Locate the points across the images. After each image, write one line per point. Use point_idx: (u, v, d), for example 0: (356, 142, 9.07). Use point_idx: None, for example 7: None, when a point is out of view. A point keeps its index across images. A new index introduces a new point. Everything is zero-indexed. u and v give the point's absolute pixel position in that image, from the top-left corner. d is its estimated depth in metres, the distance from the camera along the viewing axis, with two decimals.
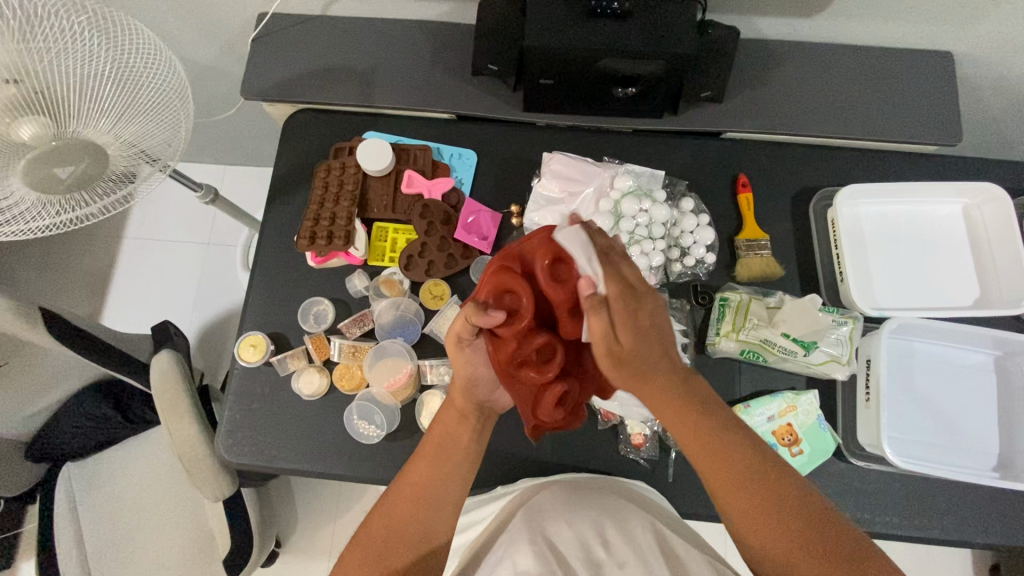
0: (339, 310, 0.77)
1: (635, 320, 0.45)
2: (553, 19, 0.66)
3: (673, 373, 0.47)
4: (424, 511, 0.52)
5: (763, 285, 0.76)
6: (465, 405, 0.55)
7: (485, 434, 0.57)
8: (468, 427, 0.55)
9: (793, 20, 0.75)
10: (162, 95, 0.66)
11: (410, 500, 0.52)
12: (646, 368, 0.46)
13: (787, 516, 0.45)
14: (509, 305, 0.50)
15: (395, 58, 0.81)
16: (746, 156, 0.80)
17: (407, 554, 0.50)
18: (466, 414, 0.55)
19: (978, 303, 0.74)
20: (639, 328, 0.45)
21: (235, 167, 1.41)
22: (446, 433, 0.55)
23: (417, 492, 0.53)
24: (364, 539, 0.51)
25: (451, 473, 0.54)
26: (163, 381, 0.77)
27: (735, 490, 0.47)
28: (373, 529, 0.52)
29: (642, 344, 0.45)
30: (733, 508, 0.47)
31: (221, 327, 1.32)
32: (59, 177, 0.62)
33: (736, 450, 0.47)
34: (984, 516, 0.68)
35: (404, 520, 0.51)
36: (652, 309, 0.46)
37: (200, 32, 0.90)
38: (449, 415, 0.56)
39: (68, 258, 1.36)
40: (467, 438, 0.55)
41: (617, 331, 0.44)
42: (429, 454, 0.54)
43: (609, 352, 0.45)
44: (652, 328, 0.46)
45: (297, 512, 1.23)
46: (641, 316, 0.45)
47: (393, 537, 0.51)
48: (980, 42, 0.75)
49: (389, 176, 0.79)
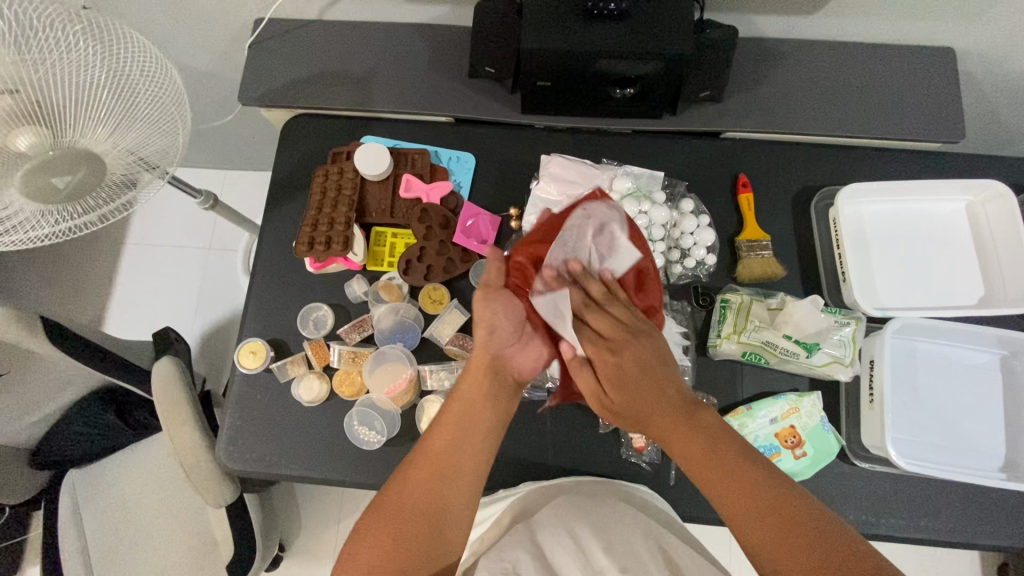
0: (338, 315, 0.77)
1: (617, 363, 0.54)
2: (550, 22, 0.66)
3: (663, 402, 0.53)
4: (437, 485, 0.51)
5: (765, 285, 0.76)
6: (483, 360, 0.56)
7: (504, 407, 0.56)
8: (486, 396, 0.55)
9: (792, 18, 0.75)
10: (159, 102, 0.66)
11: (428, 468, 0.52)
12: (636, 407, 0.53)
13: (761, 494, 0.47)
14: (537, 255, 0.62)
15: (392, 62, 0.81)
16: (746, 156, 0.79)
17: (417, 526, 0.50)
18: (484, 369, 0.56)
19: (982, 302, 0.73)
20: (624, 368, 0.54)
21: (235, 172, 1.41)
22: (464, 401, 0.55)
23: (439, 459, 0.53)
24: (376, 507, 0.51)
25: (467, 445, 0.53)
26: (164, 388, 0.77)
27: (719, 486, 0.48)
28: (386, 500, 0.51)
29: (630, 381, 0.54)
30: (724, 500, 0.48)
31: (223, 331, 1.32)
32: (56, 187, 0.62)
33: (722, 450, 0.50)
34: (990, 517, 0.68)
35: (424, 492, 0.51)
36: (637, 343, 0.54)
37: (198, 39, 0.90)
38: (469, 379, 0.56)
39: (71, 265, 1.36)
40: (489, 405, 0.55)
41: (603, 380, 0.55)
42: (454, 420, 0.54)
43: (595, 393, 0.56)
44: (640, 372, 0.53)
45: (301, 516, 1.23)
46: (622, 356, 0.54)
47: (404, 507, 0.51)
48: (982, 38, 0.74)
49: (387, 180, 0.79)
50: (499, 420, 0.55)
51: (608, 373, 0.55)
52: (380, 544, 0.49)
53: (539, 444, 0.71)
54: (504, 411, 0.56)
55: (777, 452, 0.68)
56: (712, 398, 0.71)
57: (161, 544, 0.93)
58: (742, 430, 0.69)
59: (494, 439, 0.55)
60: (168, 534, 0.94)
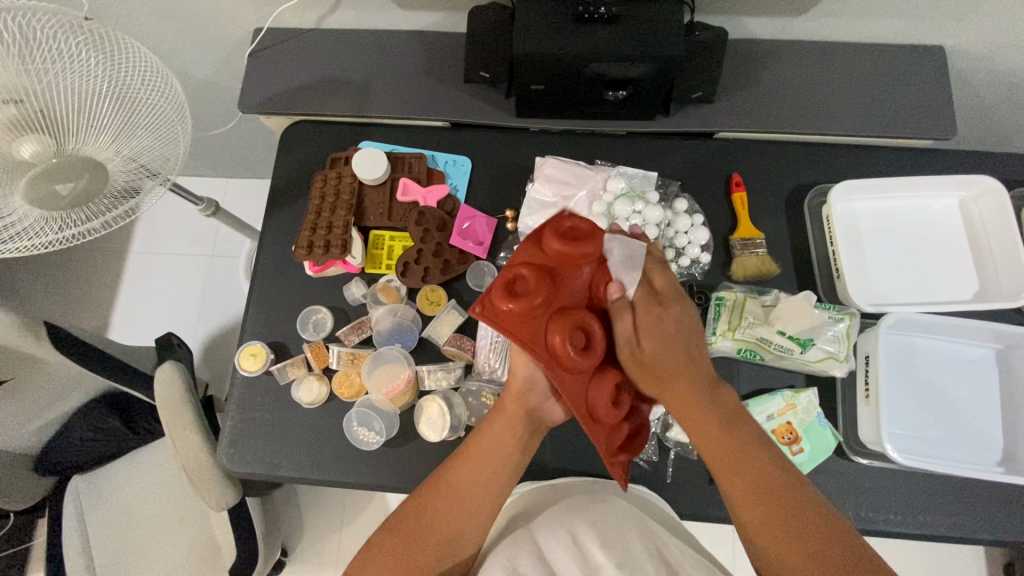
0: (337, 317, 0.78)
1: (663, 316, 0.50)
2: (541, 27, 0.67)
3: (691, 368, 0.51)
4: (458, 514, 0.53)
5: (759, 283, 0.76)
6: (516, 409, 0.55)
7: (530, 448, 0.58)
8: (516, 437, 0.56)
9: (782, 19, 0.76)
10: (159, 109, 0.68)
11: (447, 498, 0.53)
12: (667, 364, 0.50)
13: (762, 476, 0.51)
14: (519, 290, 0.47)
15: (388, 68, 0.82)
16: (739, 155, 0.80)
17: (434, 551, 0.52)
18: (517, 418, 0.56)
19: (977, 297, 0.73)
20: (665, 324, 0.50)
21: (237, 180, 1.43)
22: (494, 438, 0.56)
23: (461, 492, 0.54)
24: (396, 526, 0.53)
25: (490, 482, 0.55)
26: (166, 392, 0.78)
27: (727, 465, 0.52)
28: (407, 519, 0.53)
29: (666, 336, 0.50)
30: (731, 477, 0.51)
31: (225, 337, 1.33)
32: (60, 193, 0.63)
33: (733, 427, 0.52)
34: (989, 511, 0.68)
35: (439, 521, 0.53)
36: (681, 307, 0.51)
37: (199, 48, 0.92)
38: (499, 418, 0.56)
39: (75, 273, 1.38)
40: (516, 443, 0.56)
41: (645, 328, 0.49)
42: (477, 455, 0.55)
43: (629, 346, 0.49)
44: (676, 331, 0.50)
45: (303, 521, 1.24)
46: (666, 312, 0.50)
47: (423, 530, 0.52)
48: (971, 35, 0.75)
49: (385, 184, 0.80)
50: (524, 458, 0.57)
51: (650, 326, 0.49)
52: (398, 561, 0.51)
53: (538, 443, 0.71)
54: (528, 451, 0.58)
55: None
56: None
57: (164, 548, 0.94)
58: None
59: (516, 475, 0.57)
60: (170, 539, 0.95)
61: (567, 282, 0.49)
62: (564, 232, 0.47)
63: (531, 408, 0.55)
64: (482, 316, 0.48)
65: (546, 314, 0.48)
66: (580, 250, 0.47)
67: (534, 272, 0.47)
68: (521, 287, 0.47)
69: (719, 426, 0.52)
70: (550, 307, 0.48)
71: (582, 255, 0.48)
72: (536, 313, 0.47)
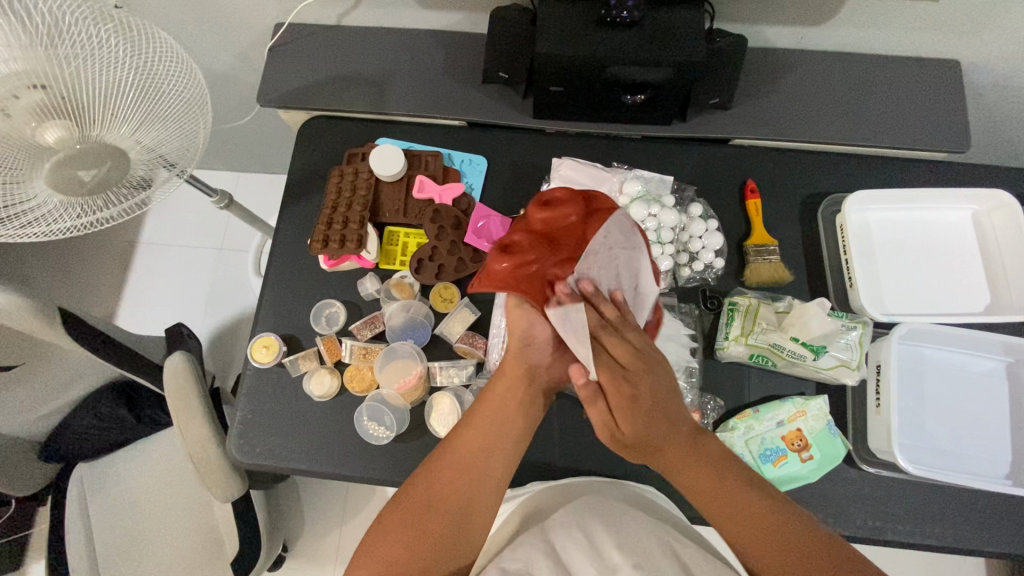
0: (350, 312, 0.78)
1: (636, 396, 0.54)
2: (564, 29, 0.67)
3: (671, 434, 0.54)
4: (465, 481, 0.54)
5: (772, 290, 0.76)
6: (516, 371, 0.58)
7: (533, 412, 0.59)
8: (517, 402, 0.58)
9: (801, 29, 0.76)
10: (182, 101, 0.69)
11: (455, 465, 0.55)
12: (649, 436, 0.54)
13: (758, 513, 0.51)
14: (512, 250, 0.57)
15: (408, 66, 0.83)
16: (754, 162, 0.81)
17: (443, 524, 0.52)
18: (516, 379, 0.58)
19: (989, 310, 0.74)
20: (638, 397, 0.54)
21: (248, 174, 1.44)
22: (495, 408, 0.57)
23: (466, 457, 0.55)
24: (404, 502, 0.53)
25: (493, 446, 0.56)
26: (176, 382, 0.78)
27: (730, 513, 0.52)
28: (413, 494, 0.53)
29: (642, 411, 0.54)
30: (729, 526, 0.52)
31: (232, 330, 1.33)
32: (82, 180, 0.64)
33: (730, 483, 0.53)
34: (997, 524, 0.68)
35: (445, 489, 0.53)
36: (651, 374, 0.55)
37: (220, 41, 0.93)
38: (500, 384, 0.59)
39: (84, 262, 1.38)
40: (517, 404, 0.58)
41: (616, 409, 0.54)
42: (481, 419, 0.57)
43: (606, 423, 0.55)
44: (651, 403, 0.54)
45: (304, 517, 1.23)
46: (638, 386, 0.54)
47: (430, 499, 0.53)
48: (989, 51, 0.76)
49: (401, 181, 0.80)
50: (528, 424, 0.58)
51: (621, 401, 0.54)
52: (404, 537, 0.51)
53: (547, 444, 0.71)
54: (533, 413, 0.59)
55: (784, 454, 0.69)
56: (720, 399, 0.72)
57: (168, 537, 0.94)
58: (749, 432, 0.70)
59: (521, 444, 0.58)
60: (174, 529, 0.95)
61: (556, 241, 0.58)
62: (544, 203, 0.60)
63: (529, 367, 0.58)
64: (484, 282, 0.57)
65: (546, 264, 0.57)
66: (559, 213, 0.59)
67: (528, 236, 0.58)
68: (515, 248, 0.57)
69: (712, 481, 0.53)
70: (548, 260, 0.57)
71: (561, 217, 0.59)
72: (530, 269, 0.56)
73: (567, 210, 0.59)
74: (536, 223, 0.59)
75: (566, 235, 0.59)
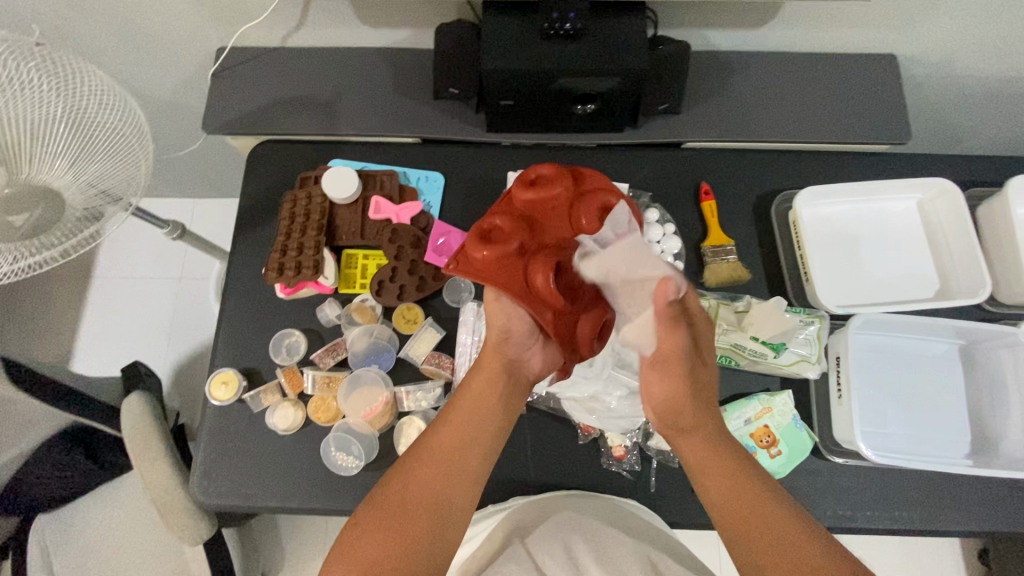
0: (311, 340, 0.76)
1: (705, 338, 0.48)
2: (508, 43, 0.67)
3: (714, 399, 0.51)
4: (442, 481, 0.50)
5: (732, 289, 0.77)
6: (494, 364, 0.54)
7: (514, 407, 0.55)
8: (496, 395, 0.54)
9: (742, 31, 0.78)
10: (118, 134, 0.66)
11: (432, 463, 0.51)
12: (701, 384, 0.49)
13: (762, 499, 0.48)
14: (495, 238, 0.50)
15: (358, 86, 0.82)
16: (707, 164, 0.82)
17: (421, 525, 0.48)
18: (494, 373, 0.54)
19: (938, 295, 0.76)
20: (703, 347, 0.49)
21: (206, 200, 1.40)
22: (473, 400, 0.54)
23: (446, 453, 0.51)
24: (377, 501, 0.49)
25: (471, 442, 0.52)
26: (131, 424, 0.74)
27: (742, 488, 0.49)
28: (388, 492, 0.49)
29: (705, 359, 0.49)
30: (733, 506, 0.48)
31: (197, 361, 1.29)
32: (13, 224, 0.60)
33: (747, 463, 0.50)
34: (960, 502, 0.70)
35: (422, 491, 0.49)
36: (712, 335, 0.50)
37: (162, 69, 0.90)
38: (477, 378, 0.55)
39: (35, 302, 1.32)
40: (496, 399, 0.54)
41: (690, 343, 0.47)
42: (461, 415, 0.53)
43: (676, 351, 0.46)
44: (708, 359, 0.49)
45: (284, 551, 1.20)
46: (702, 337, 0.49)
47: (407, 501, 0.49)
48: (922, 44, 0.78)
49: (357, 203, 0.79)
50: (508, 416, 0.55)
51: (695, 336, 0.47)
52: (380, 549, 0.46)
53: (520, 460, 0.71)
54: (513, 409, 0.55)
55: (752, 452, 0.70)
56: None
57: None
58: None
59: (502, 438, 0.54)
60: None
61: (545, 228, 0.52)
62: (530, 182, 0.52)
63: (507, 363, 0.54)
64: (457, 269, 0.50)
65: (528, 253, 0.50)
66: (548, 193, 0.52)
67: (510, 219, 0.50)
68: (497, 236, 0.50)
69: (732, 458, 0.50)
70: (530, 246, 0.51)
71: (552, 196, 0.52)
72: (511, 259, 0.50)
73: (556, 187, 0.52)
74: (522, 203, 0.52)
75: (552, 217, 0.52)
